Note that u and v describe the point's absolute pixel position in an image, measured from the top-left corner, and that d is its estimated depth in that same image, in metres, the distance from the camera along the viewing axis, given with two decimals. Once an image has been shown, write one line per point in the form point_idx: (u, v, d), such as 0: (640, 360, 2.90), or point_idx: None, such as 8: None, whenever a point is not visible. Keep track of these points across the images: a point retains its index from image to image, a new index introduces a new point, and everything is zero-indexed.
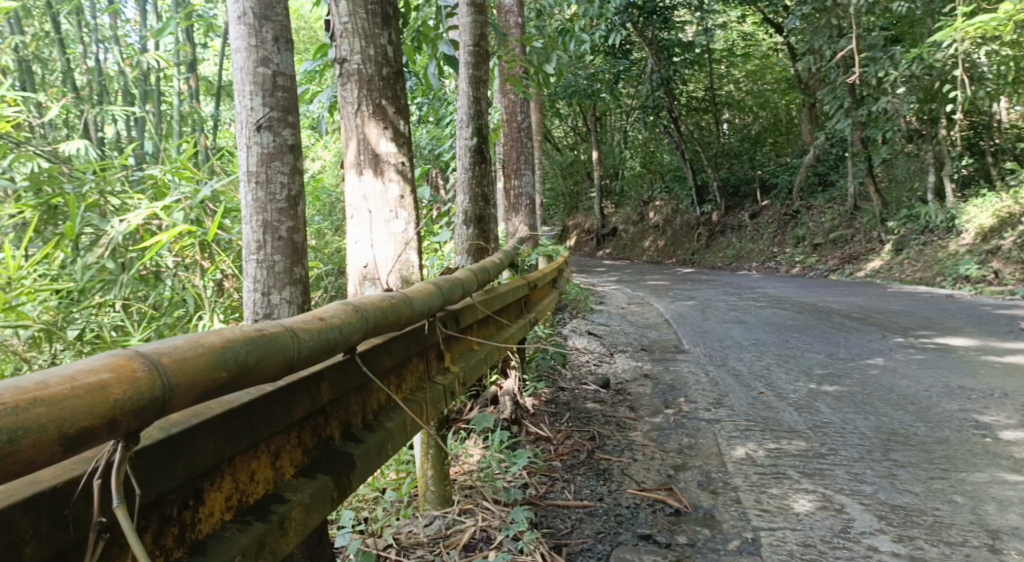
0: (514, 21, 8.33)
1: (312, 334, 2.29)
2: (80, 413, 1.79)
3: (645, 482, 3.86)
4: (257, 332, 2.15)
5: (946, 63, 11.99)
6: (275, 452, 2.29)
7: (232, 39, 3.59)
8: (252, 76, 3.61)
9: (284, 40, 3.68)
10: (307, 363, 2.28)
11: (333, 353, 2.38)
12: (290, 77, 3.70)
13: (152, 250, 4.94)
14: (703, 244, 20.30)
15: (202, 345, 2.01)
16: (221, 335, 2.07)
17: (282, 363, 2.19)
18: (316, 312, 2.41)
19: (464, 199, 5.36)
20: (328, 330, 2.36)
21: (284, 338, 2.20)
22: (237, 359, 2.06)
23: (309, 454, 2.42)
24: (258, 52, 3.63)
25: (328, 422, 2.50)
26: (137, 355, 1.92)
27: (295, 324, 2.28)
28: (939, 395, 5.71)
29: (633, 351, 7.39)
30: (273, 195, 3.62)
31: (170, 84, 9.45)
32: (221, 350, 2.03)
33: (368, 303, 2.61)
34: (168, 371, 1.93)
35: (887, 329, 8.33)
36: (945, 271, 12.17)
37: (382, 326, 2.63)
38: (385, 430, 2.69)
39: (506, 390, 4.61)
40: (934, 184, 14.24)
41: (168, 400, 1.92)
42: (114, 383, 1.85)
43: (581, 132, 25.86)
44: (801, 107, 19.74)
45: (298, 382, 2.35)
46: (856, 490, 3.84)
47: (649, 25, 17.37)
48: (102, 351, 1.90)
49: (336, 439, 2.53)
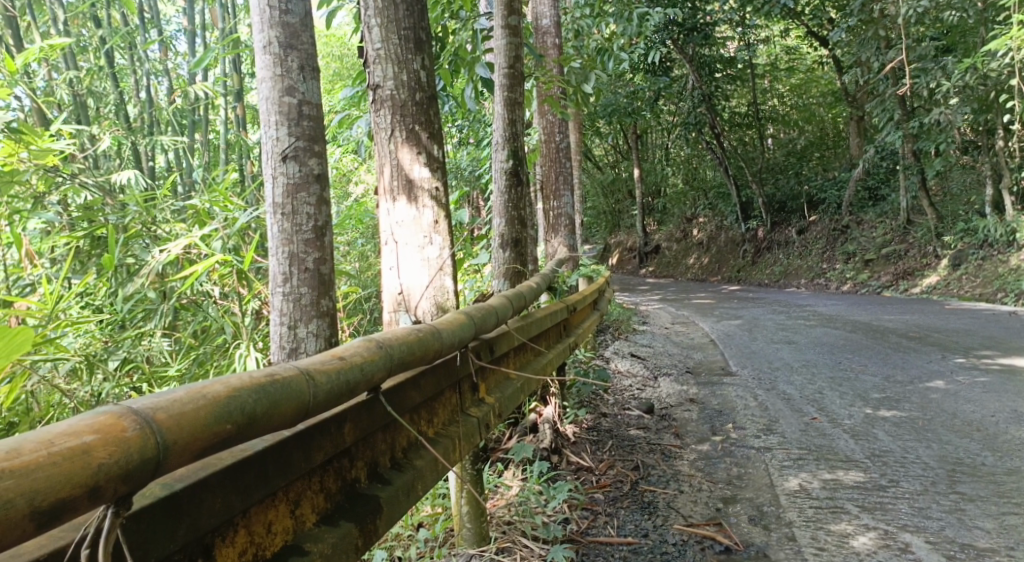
0: (552, 42, 8.29)
1: (330, 375, 2.24)
2: (56, 481, 1.77)
3: (693, 516, 3.70)
4: (268, 377, 2.11)
5: (1002, 72, 11.68)
6: (294, 500, 2.22)
7: (258, 69, 3.62)
8: (278, 105, 3.61)
9: (310, 69, 3.69)
10: (323, 407, 2.22)
11: (353, 394, 2.31)
12: (316, 105, 3.69)
13: (189, 280, 4.94)
14: (750, 261, 19.96)
15: (204, 397, 1.98)
16: (226, 385, 2.04)
17: (296, 409, 2.14)
18: (336, 350, 2.35)
19: (500, 222, 5.27)
20: (348, 370, 2.30)
21: (298, 383, 2.16)
22: (242, 410, 2.02)
23: (333, 500, 2.34)
24: (284, 81, 3.63)
25: (354, 464, 2.42)
26: (129, 413, 1.90)
27: (311, 366, 2.23)
28: (1005, 421, 5.44)
29: (678, 374, 7.21)
30: (299, 226, 3.64)
31: (217, 113, 9.60)
32: (225, 401, 2.00)
33: (393, 337, 2.54)
34: (163, 428, 1.91)
35: (947, 349, 8.03)
36: (1006, 287, 11.77)
37: (408, 361, 2.55)
38: (414, 470, 2.60)
39: (546, 419, 4.49)
40: (992, 196, 13.81)
41: (162, 459, 1.89)
42: (98, 445, 1.83)
43: (622, 150, 25.73)
44: (849, 120, 19.39)
45: (318, 425, 2.28)
46: (920, 526, 3.65)
47: (691, 42, 17.22)
48: (93, 409, 1.88)
49: (363, 481, 2.45)
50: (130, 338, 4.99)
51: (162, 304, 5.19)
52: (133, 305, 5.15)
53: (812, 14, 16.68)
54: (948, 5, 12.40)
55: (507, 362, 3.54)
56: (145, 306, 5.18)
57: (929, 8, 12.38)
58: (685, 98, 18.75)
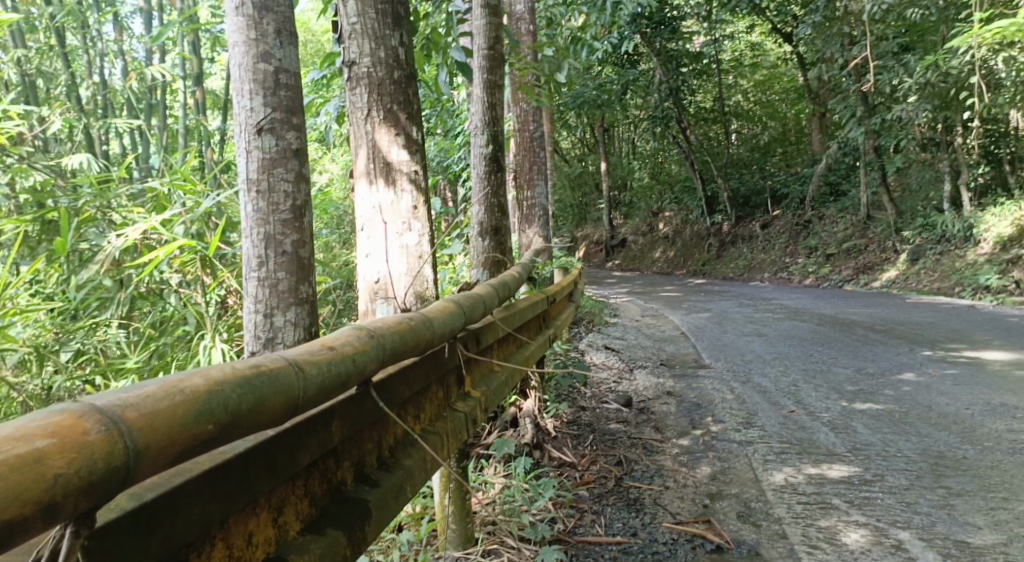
0: (526, 29, 8.13)
1: (319, 368, 2.07)
2: (6, 497, 1.55)
3: (681, 514, 3.58)
4: (253, 370, 1.93)
5: (963, 70, 11.77)
6: (277, 507, 2.04)
7: (230, 32, 3.39)
8: (252, 74, 3.39)
9: (286, 34, 3.47)
10: (312, 402, 2.05)
11: (344, 386, 2.14)
12: (294, 75, 3.48)
13: (150, 267, 4.61)
14: (714, 255, 20.02)
15: (182, 392, 1.80)
16: (207, 377, 1.86)
17: (284, 406, 1.97)
18: (325, 340, 2.17)
19: (479, 210, 5.11)
20: (339, 362, 2.13)
21: (286, 376, 1.98)
22: (225, 406, 1.84)
23: (317, 505, 2.16)
24: (258, 47, 3.41)
25: (339, 464, 2.25)
26: (93, 413, 1.69)
27: (299, 357, 2.05)
28: (981, 414, 5.41)
29: (652, 366, 7.11)
30: (275, 205, 3.43)
31: (175, 97, 9.28)
32: (206, 396, 1.82)
33: (384, 326, 2.36)
34: (134, 431, 1.70)
35: (914, 342, 8.04)
36: (963, 281, 11.88)
37: (400, 352, 2.38)
38: (403, 470, 2.43)
39: (527, 413, 4.33)
40: (950, 192, 13.90)
41: (133, 467, 1.70)
42: (54, 452, 1.62)
43: (589, 143, 25.65)
44: (811, 117, 19.49)
45: (304, 424, 2.10)
46: (912, 522, 3.57)
47: (658, 36, 17.19)
48: (49, 409, 1.67)
49: (348, 484, 2.28)
50: (83, 329, 4.80)
51: (118, 292, 4.98)
52: (88, 294, 4.93)
53: (776, 10, 16.70)
54: (911, 3, 12.50)
55: (491, 354, 3.38)
56: (100, 294, 4.96)
57: (893, 5, 12.49)
58: (652, 90, 18.70)
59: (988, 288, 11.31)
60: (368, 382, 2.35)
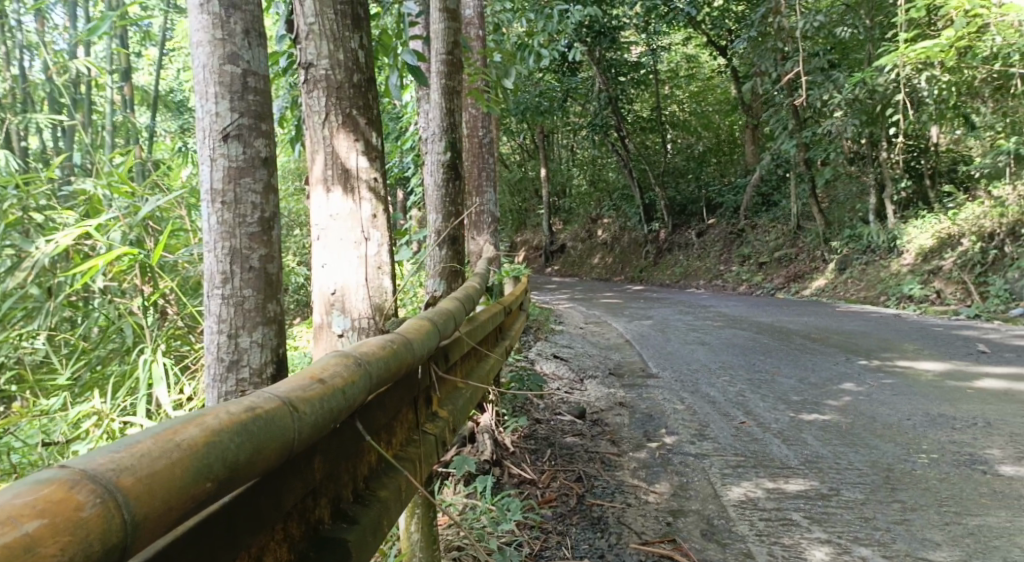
0: (475, 33, 8.03)
1: (313, 405, 2.08)
2: None
3: (647, 534, 3.59)
4: (250, 416, 1.93)
5: (888, 88, 12.07)
6: (260, 554, 2.00)
7: (193, 31, 3.06)
8: (217, 76, 3.06)
9: (255, 33, 3.14)
10: (305, 442, 2.06)
11: (335, 420, 2.16)
12: (263, 77, 3.15)
13: (86, 275, 4.33)
14: (651, 261, 20.24)
15: (179, 448, 1.79)
16: (203, 428, 1.85)
17: (280, 451, 1.97)
18: (316, 372, 2.18)
19: (437, 219, 5.14)
20: (331, 396, 2.15)
21: (281, 419, 1.99)
22: (223, 460, 1.84)
23: (296, 548, 2.11)
24: (224, 48, 3.08)
25: (318, 502, 2.20)
26: (86, 483, 1.68)
27: (293, 395, 2.06)
28: (921, 425, 5.30)
29: (602, 376, 7.06)
30: (242, 218, 3.09)
31: (103, 92, 8.87)
32: (204, 450, 1.82)
33: (370, 352, 2.38)
34: (130, 502, 1.70)
35: (851, 351, 8.14)
36: (888, 291, 12.21)
37: (384, 377, 2.41)
38: (380, 503, 2.38)
39: (485, 429, 4.31)
40: (875, 205, 14.26)
41: (131, 538, 1.70)
42: (49, 532, 1.61)
43: (529, 149, 25.68)
44: (744, 129, 19.78)
45: (289, 464, 2.08)
46: (873, 539, 3.58)
47: (598, 46, 17.29)
48: (40, 480, 1.66)
49: (326, 521, 2.22)
50: (8, 341, 4.58)
51: (47, 302, 4.68)
52: (13, 303, 4.60)
53: (713, 24, 16.92)
54: (840, 21, 13.04)
55: (456, 370, 3.32)
56: (27, 304, 4.67)
57: (824, 23, 13.06)
58: (591, 98, 18.80)
59: (911, 298, 11.65)
60: (355, 415, 2.35)
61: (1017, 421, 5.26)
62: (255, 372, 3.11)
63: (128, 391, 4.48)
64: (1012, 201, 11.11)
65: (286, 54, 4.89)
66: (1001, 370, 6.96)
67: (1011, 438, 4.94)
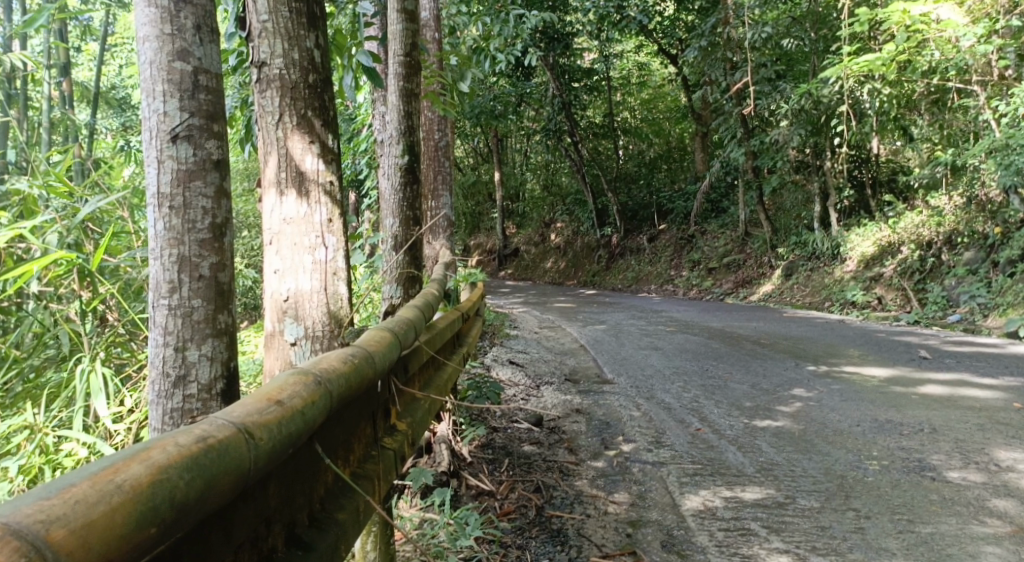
0: (432, 35, 7.94)
1: (269, 430, 2.03)
2: None
3: (606, 546, 3.57)
4: (200, 449, 1.87)
5: (832, 99, 12.22)
6: None
7: (139, 25, 2.92)
8: (165, 72, 2.92)
9: (207, 29, 3.01)
10: (261, 469, 2.01)
11: (293, 443, 2.11)
12: (215, 76, 3.02)
13: (21, 279, 4.12)
14: (603, 266, 20.29)
15: (120, 491, 1.73)
16: (150, 465, 1.79)
17: (233, 483, 1.92)
18: (273, 393, 2.13)
19: (393, 223, 5.07)
20: (289, 418, 2.10)
21: (235, 450, 1.94)
22: (171, 500, 1.78)
23: None
24: (173, 42, 2.94)
25: (271, 530, 2.12)
26: (12, 537, 1.60)
27: (247, 421, 2.01)
28: (870, 431, 5.25)
29: (558, 382, 7.00)
30: (191, 224, 2.96)
31: (40, 87, 8.53)
32: (149, 491, 1.75)
33: (330, 370, 2.35)
34: (63, 555, 1.63)
35: (799, 356, 8.20)
36: (832, 297, 12.41)
37: (346, 394, 2.39)
38: (338, 526, 2.32)
39: (442, 440, 4.31)
40: (820, 213, 14.44)
41: None
42: None
43: (483, 152, 25.64)
44: (694, 136, 19.95)
45: (244, 493, 2.02)
46: (830, 549, 3.56)
47: (551, 51, 17.37)
48: None
49: (281, 550, 2.15)
50: None
51: None
52: None
53: (665, 32, 17.02)
54: (787, 33, 13.16)
55: (415, 381, 3.29)
56: None
57: (772, 34, 13.20)
58: (545, 103, 18.76)
59: (853, 304, 11.85)
60: (313, 437, 2.30)
61: (962, 427, 5.29)
62: (203, 388, 2.97)
63: (63, 402, 4.28)
64: (949, 211, 11.40)
65: (236, 52, 4.70)
66: (945, 377, 7.04)
67: (956, 444, 4.90)
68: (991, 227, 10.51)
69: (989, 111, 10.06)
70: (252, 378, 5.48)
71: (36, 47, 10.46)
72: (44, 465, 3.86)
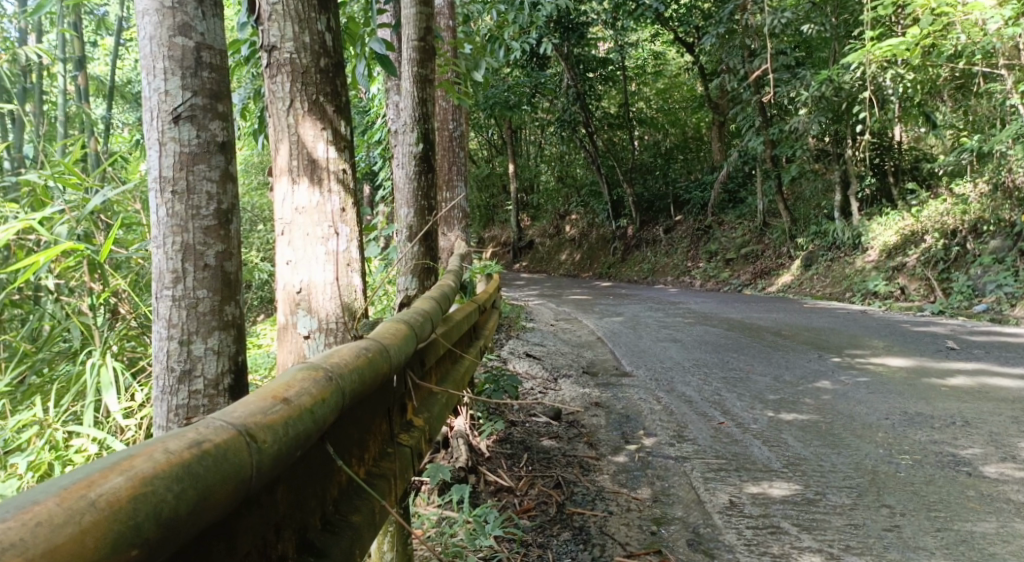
0: (446, 24, 7.84)
1: (272, 431, 1.93)
2: None
3: (631, 545, 3.46)
4: (190, 455, 1.77)
5: (854, 86, 11.90)
6: None
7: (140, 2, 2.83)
8: (166, 49, 2.82)
9: (210, 3, 2.90)
10: (264, 474, 1.91)
11: (302, 444, 2.01)
12: (218, 52, 2.91)
13: (29, 272, 4.03)
14: (619, 257, 20.11)
15: (94, 507, 1.64)
16: (132, 476, 1.70)
17: (228, 494, 1.82)
18: (279, 390, 2.04)
19: (407, 214, 4.97)
20: (295, 417, 2.00)
21: (232, 457, 1.84)
22: (155, 515, 1.69)
23: None
24: (174, 16, 2.84)
25: (281, 537, 2.02)
26: None
27: (248, 423, 1.91)
28: (900, 424, 5.10)
29: (576, 375, 6.87)
30: (195, 210, 2.86)
31: (55, 80, 8.42)
32: (130, 507, 1.67)
33: (342, 364, 2.25)
34: None
35: (820, 348, 8.02)
36: (853, 288, 12.18)
37: (359, 390, 2.28)
38: (352, 530, 2.22)
39: (459, 435, 4.22)
40: (841, 202, 14.19)
41: None
42: None
43: (496, 144, 25.46)
44: (710, 126, 19.74)
45: (248, 500, 1.93)
46: (865, 548, 3.42)
47: (566, 41, 17.16)
48: None
49: (292, 556, 2.05)
50: None
51: None
52: None
53: (680, 20, 16.74)
54: (807, 18, 12.85)
55: (432, 374, 3.19)
56: None
57: (792, 20, 12.90)
58: (560, 94, 18.55)
59: (875, 294, 11.67)
60: (324, 437, 2.20)
61: (995, 420, 5.13)
62: (210, 384, 2.87)
63: (74, 397, 4.24)
64: (974, 199, 11.15)
65: (247, 42, 4.56)
66: (972, 368, 6.86)
67: (990, 438, 4.73)
68: (1018, 215, 10.26)
69: (1016, 95, 9.81)
70: (266, 373, 5.42)
71: (48, 40, 10.37)
72: (53, 460, 3.81)
